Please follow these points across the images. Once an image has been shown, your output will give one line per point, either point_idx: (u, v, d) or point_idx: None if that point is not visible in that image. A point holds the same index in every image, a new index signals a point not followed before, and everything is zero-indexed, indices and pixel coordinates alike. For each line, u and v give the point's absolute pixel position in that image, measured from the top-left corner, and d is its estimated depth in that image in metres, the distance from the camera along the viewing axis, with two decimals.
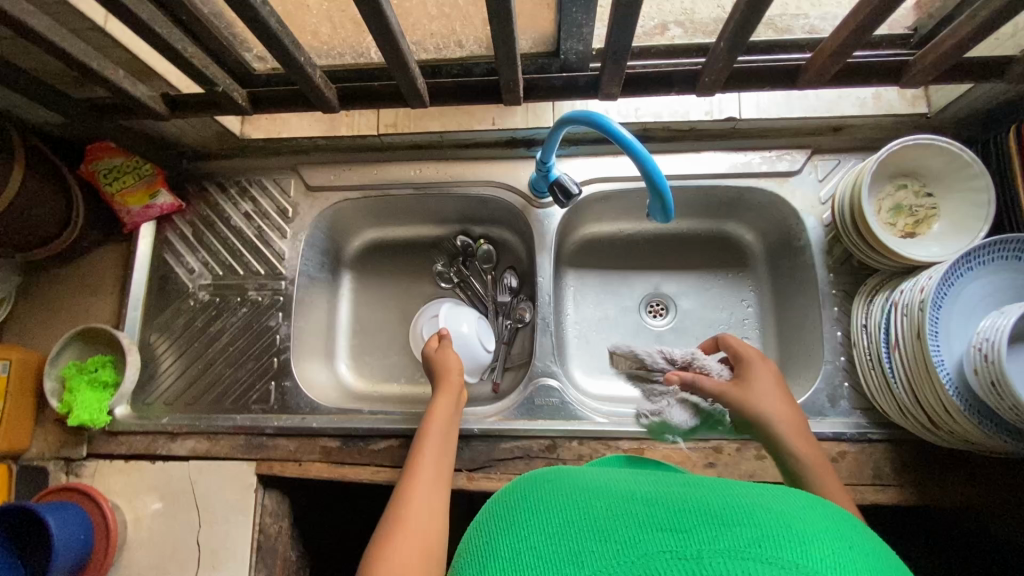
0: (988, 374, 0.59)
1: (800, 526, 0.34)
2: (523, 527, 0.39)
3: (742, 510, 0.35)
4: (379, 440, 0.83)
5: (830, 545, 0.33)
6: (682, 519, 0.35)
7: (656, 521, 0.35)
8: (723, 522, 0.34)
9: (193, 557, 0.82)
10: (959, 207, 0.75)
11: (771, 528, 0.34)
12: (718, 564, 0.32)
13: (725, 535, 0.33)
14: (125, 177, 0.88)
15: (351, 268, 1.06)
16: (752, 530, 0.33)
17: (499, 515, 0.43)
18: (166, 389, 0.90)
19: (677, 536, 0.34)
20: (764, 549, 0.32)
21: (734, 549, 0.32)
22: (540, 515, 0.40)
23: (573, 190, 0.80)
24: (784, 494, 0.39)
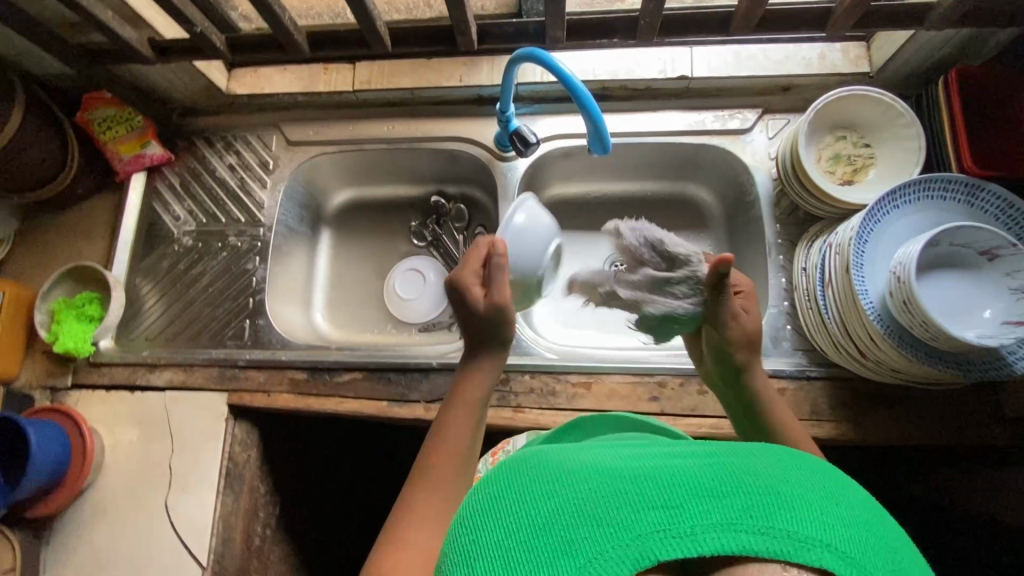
0: (901, 294, 0.62)
1: (782, 483, 0.34)
2: (504, 514, 0.37)
3: (733, 478, 0.34)
4: (343, 372, 0.88)
5: (816, 498, 0.34)
6: (673, 496, 0.33)
7: (648, 498, 0.33)
8: (715, 492, 0.33)
9: (164, 480, 0.86)
10: (894, 155, 0.79)
11: (763, 493, 0.33)
12: (712, 538, 0.32)
13: (716, 508, 0.33)
14: (118, 127, 0.95)
15: (330, 224, 1.11)
16: (743, 499, 0.33)
17: (469, 500, 0.40)
18: (149, 326, 0.96)
19: (669, 512, 0.33)
20: (755, 517, 0.32)
21: (730, 520, 0.32)
22: (516, 500, 0.37)
23: (531, 139, 0.86)
24: (761, 449, 0.39)
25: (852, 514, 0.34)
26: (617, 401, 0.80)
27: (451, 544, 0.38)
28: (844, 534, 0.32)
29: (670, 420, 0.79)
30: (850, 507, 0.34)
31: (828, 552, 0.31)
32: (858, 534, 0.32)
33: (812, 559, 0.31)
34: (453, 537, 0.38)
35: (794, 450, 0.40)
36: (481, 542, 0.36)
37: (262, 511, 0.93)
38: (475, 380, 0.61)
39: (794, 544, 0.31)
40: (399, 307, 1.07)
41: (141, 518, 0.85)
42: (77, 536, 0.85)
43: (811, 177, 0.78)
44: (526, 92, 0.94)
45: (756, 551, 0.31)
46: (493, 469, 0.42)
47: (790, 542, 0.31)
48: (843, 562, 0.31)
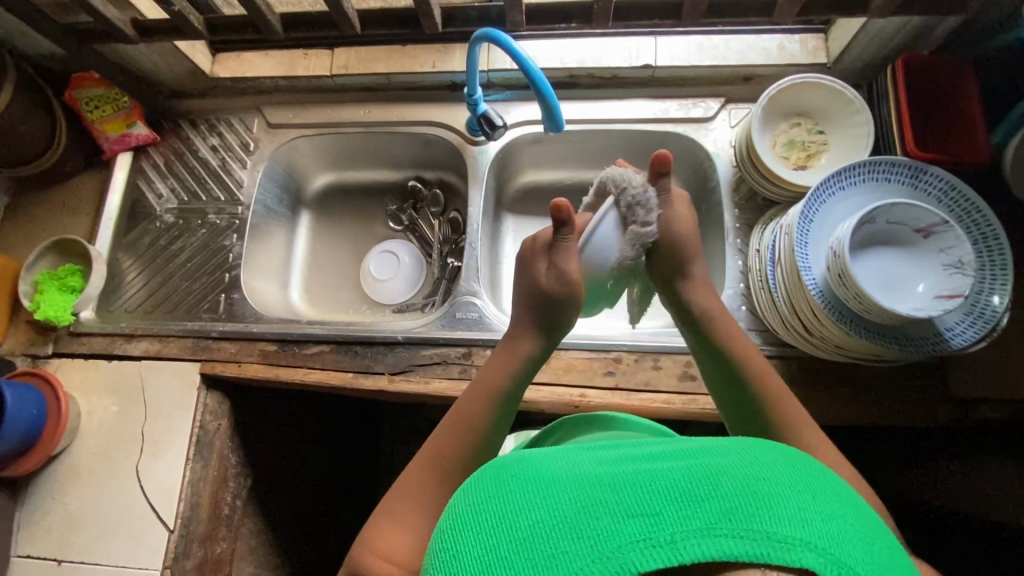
0: (837, 268, 0.64)
1: (755, 485, 0.35)
2: (488, 534, 0.37)
3: (710, 483, 0.35)
4: (311, 345, 0.90)
5: (790, 498, 0.35)
6: (651, 503, 0.34)
7: (629, 508, 0.34)
8: (694, 498, 0.34)
9: (136, 445, 0.89)
10: (846, 141, 0.82)
11: (736, 496, 0.34)
12: (693, 545, 0.32)
13: (694, 514, 0.33)
14: (105, 106, 0.99)
15: (310, 207, 1.14)
16: (720, 503, 0.34)
17: (458, 518, 0.40)
18: (129, 299, 0.99)
19: (649, 520, 0.34)
20: (732, 520, 0.33)
21: (708, 525, 0.33)
22: (503, 516, 0.37)
23: (498, 122, 0.89)
24: (730, 448, 0.40)
25: (825, 509, 0.35)
26: (574, 376, 0.83)
27: (441, 561, 0.38)
28: (817, 530, 0.33)
29: (624, 395, 0.81)
30: (820, 501, 0.35)
31: (806, 551, 0.32)
32: (831, 530, 0.34)
33: (791, 558, 0.32)
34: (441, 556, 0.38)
35: (767, 446, 0.41)
36: (467, 562, 0.36)
37: (232, 482, 0.95)
38: (523, 341, 0.65)
39: (771, 545, 0.32)
40: (374, 288, 1.09)
41: (112, 481, 0.88)
42: (52, 498, 0.88)
43: (764, 161, 0.81)
44: (497, 79, 0.97)
45: (736, 554, 0.32)
46: (480, 480, 0.42)
47: (768, 544, 0.32)
48: (821, 560, 0.32)
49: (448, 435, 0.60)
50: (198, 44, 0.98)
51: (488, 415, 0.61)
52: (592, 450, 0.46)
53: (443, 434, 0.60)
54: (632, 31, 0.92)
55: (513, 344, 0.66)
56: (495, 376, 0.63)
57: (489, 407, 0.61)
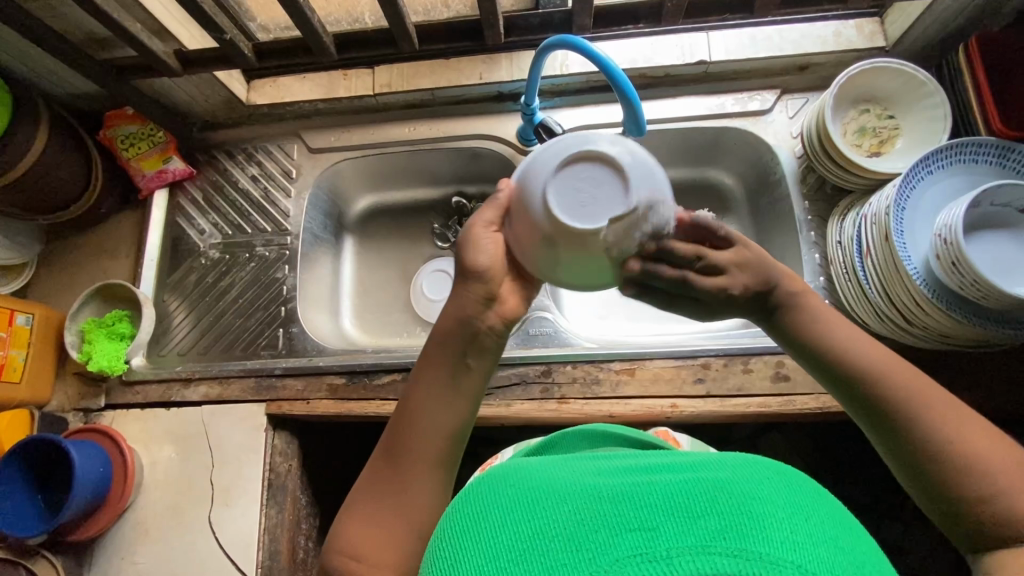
0: (949, 255, 0.62)
1: (754, 504, 0.33)
2: (483, 543, 0.36)
3: (708, 498, 0.33)
4: (382, 375, 0.87)
5: (788, 519, 0.33)
6: (649, 517, 0.33)
7: (625, 521, 0.33)
8: (691, 513, 0.32)
9: (206, 495, 0.85)
10: (919, 124, 0.80)
11: (733, 513, 0.32)
12: (687, 562, 0.30)
13: (690, 531, 0.31)
14: (141, 143, 0.95)
15: (353, 231, 1.10)
16: (717, 519, 0.32)
17: (452, 526, 0.39)
18: (179, 341, 0.95)
19: (643, 535, 0.32)
20: (727, 539, 0.31)
21: (704, 542, 0.31)
22: (497, 523, 0.37)
23: (557, 130, 0.87)
24: (731, 466, 0.38)
25: (825, 533, 0.32)
26: (662, 386, 0.80)
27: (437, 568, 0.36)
28: (817, 556, 0.31)
29: (717, 401, 0.79)
30: (821, 523, 0.33)
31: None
32: (828, 555, 0.31)
33: None
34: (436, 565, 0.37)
35: (777, 466, 0.38)
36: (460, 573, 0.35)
37: (305, 523, 0.91)
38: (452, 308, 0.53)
39: (766, 567, 0.30)
40: (427, 308, 1.06)
41: (184, 535, 0.84)
42: (121, 558, 0.84)
43: (841, 149, 0.79)
44: (546, 86, 0.94)
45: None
46: (480, 490, 0.42)
47: (760, 566, 0.30)
48: None
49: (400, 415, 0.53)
50: (234, 72, 0.95)
51: (434, 389, 0.53)
52: (597, 461, 0.45)
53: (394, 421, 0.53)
54: (684, 28, 0.90)
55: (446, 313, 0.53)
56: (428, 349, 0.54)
57: (433, 381, 0.53)
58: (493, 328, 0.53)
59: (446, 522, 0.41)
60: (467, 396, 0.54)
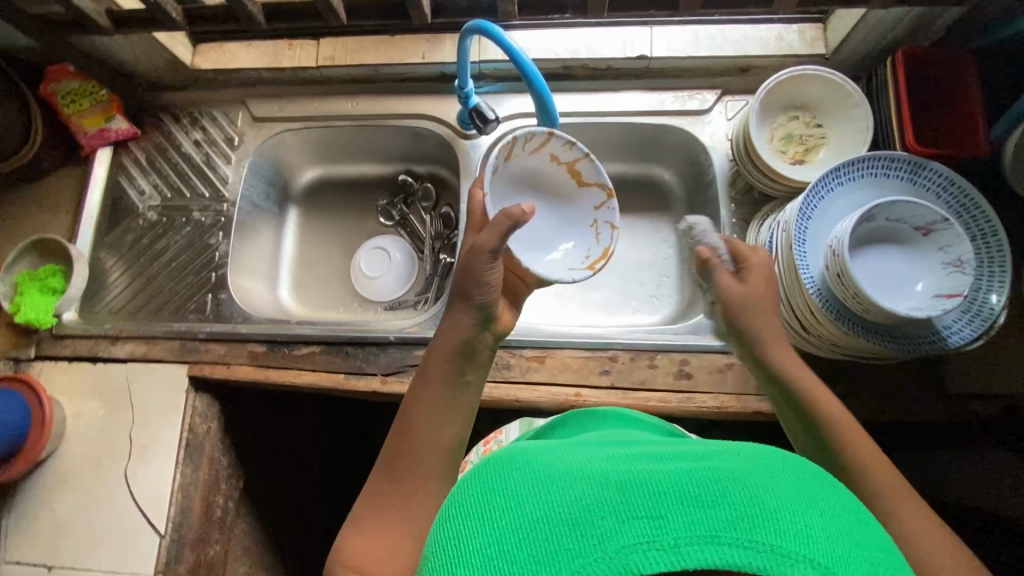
0: (836, 267, 0.63)
1: (765, 497, 0.36)
2: (501, 524, 0.38)
3: (719, 489, 0.36)
4: (301, 345, 0.88)
5: (797, 513, 0.35)
6: (658, 505, 0.35)
7: (635, 509, 0.35)
8: (700, 502, 0.35)
9: (124, 449, 0.87)
10: (843, 135, 0.80)
11: (744, 506, 0.35)
12: (694, 551, 0.33)
13: (701, 520, 0.34)
14: (81, 100, 0.95)
15: (298, 202, 1.11)
16: (726, 510, 0.35)
17: (464, 506, 0.42)
18: (112, 299, 0.96)
19: (656, 523, 0.35)
20: (738, 529, 0.34)
21: (714, 532, 0.34)
22: (515, 503, 0.39)
23: (490, 115, 0.87)
24: (739, 456, 0.41)
25: (833, 525, 0.35)
26: (569, 375, 0.82)
27: (450, 547, 0.39)
28: (829, 549, 0.34)
29: (619, 393, 0.80)
30: (833, 518, 0.36)
31: (809, 567, 0.33)
32: (835, 547, 0.34)
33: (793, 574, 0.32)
34: (450, 542, 0.40)
35: (786, 458, 0.41)
36: (467, 552, 0.38)
37: (225, 484, 0.94)
38: (448, 334, 0.63)
39: (774, 558, 0.33)
40: (365, 285, 1.07)
41: (100, 487, 0.86)
42: (39, 504, 0.86)
43: (761, 154, 0.79)
44: (489, 70, 0.94)
45: (739, 565, 0.33)
46: (493, 470, 0.44)
47: (771, 558, 0.33)
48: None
49: (401, 437, 0.60)
50: (178, 35, 0.95)
51: (436, 401, 0.61)
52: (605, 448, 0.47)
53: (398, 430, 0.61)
54: (628, 21, 0.90)
55: (437, 342, 0.64)
56: (431, 367, 0.63)
57: (432, 399, 0.61)
58: (487, 345, 0.65)
59: (455, 501, 0.43)
60: (465, 410, 0.63)
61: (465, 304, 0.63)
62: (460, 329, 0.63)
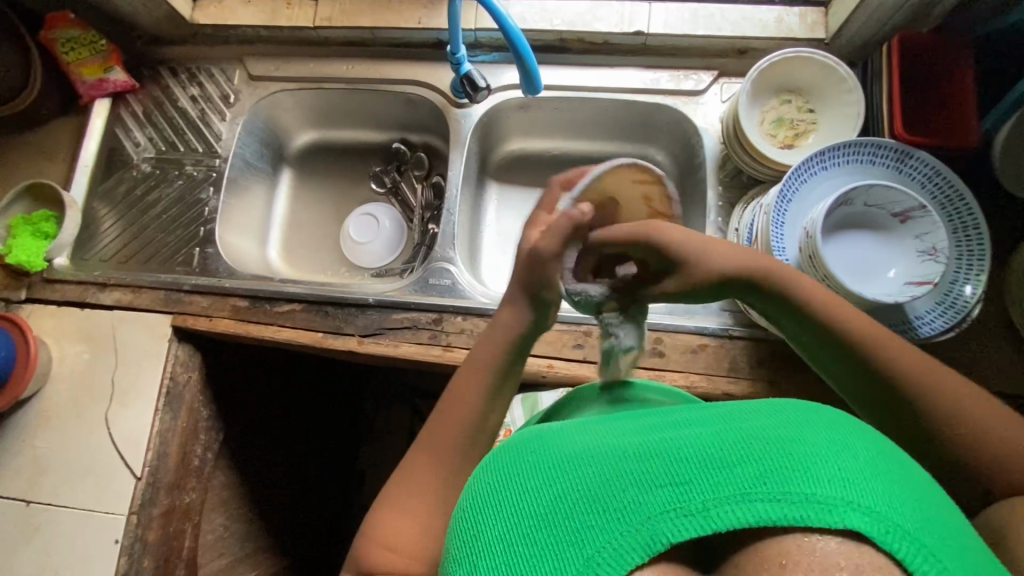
0: (808, 248, 0.63)
1: (792, 445, 0.34)
2: (518, 510, 0.38)
3: (742, 446, 0.35)
4: (283, 303, 0.89)
5: (830, 456, 0.34)
6: (680, 471, 0.34)
7: (656, 478, 0.35)
8: (723, 462, 0.34)
9: (107, 392, 0.89)
10: (835, 121, 0.79)
11: (773, 459, 0.34)
12: (724, 513, 0.32)
13: (727, 480, 0.33)
14: (81, 48, 0.96)
15: (292, 164, 1.12)
16: (751, 467, 0.33)
17: (478, 497, 0.41)
18: (104, 247, 0.98)
19: (679, 489, 0.34)
20: (766, 484, 0.33)
21: (743, 489, 0.33)
22: (529, 489, 0.39)
23: (481, 83, 0.87)
24: (760, 411, 0.39)
25: (870, 466, 0.34)
26: (543, 346, 0.83)
27: (470, 541, 0.39)
28: (866, 490, 0.32)
29: (592, 367, 0.81)
30: (867, 459, 0.35)
31: (847, 512, 0.31)
32: (874, 489, 0.33)
33: (835, 521, 0.31)
34: (468, 536, 0.39)
35: (810, 407, 0.39)
36: (490, 543, 0.37)
37: (203, 435, 0.96)
38: (503, 324, 0.60)
39: (813, 509, 0.31)
40: (354, 251, 1.08)
41: (81, 428, 0.88)
42: (23, 441, 0.89)
43: (749, 136, 0.78)
44: (485, 39, 0.94)
45: (774, 521, 0.32)
46: (505, 458, 0.43)
47: (808, 507, 0.32)
48: (865, 520, 0.31)
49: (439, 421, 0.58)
50: None
51: (488, 381, 0.59)
52: (625, 421, 0.46)
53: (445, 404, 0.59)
54: None
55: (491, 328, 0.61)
56: (482, 356, 0.60)
57: (478, 390, 0.59)
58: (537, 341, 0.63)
59: (475, 490, 0.42)
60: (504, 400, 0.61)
61: (528, 303, 0.59)
62: (515, 319, 0.60)
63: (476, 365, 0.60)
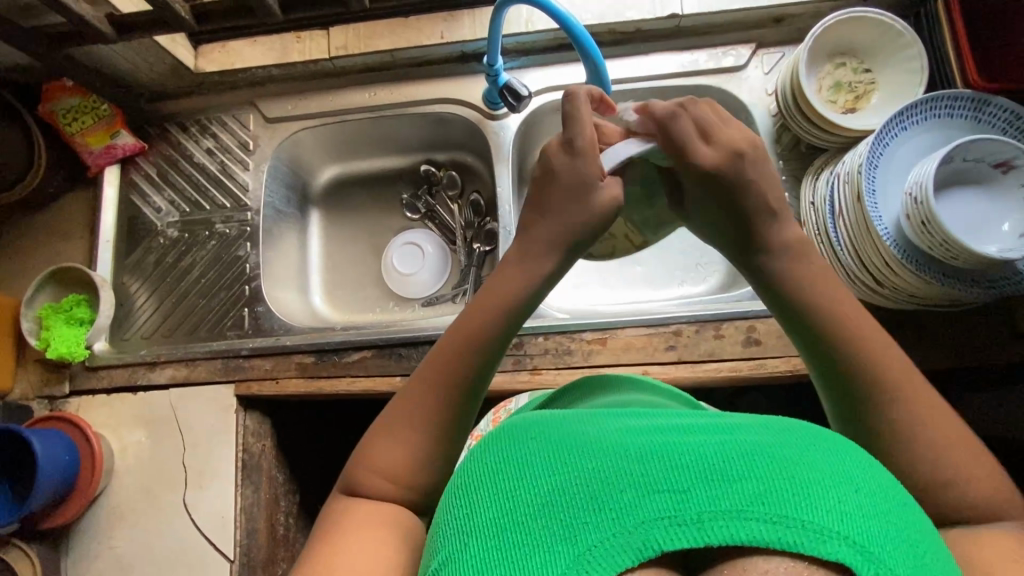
0: (919, 216, 0.61)
1: (800, 468, 0.31)
2: (503, 493, 0.33)
3: (748, 460, 0.31)
4: (351, 352, 0.85)
5: (834, 486, 0.30)
6: (680, 478, 0.30)
7: (654, 483, 0.30)
8: (725, 475, 0.30)
9: (180, 477, 0.84)
10: (895, 78, 0.78)
11: (773, 478, 0.30)
12: (718, 528, 0.29)
13: (726, 494, 0.29)
14: (84, 117, 0.90)
15: (319, 204, 1.06)
16: (756, 483, 0.29)
17: (466, 474, 0.36)
18: (144, 323, 0.92)
19: (676, 498, 0.30)
20: (766, 504, 0.29)
21: (739, 507, 0.29)
22: (519, 476, 0.33)
23: (523, 92, 0.83)
24: (764, 425, 0.35)
25: (873, 502, 0.30)
26: (635, 353, 0.80)
27: (453, 518, 0.34)
28: (865, 526, 0.29)
29: (689, 367, 0.78)
30: (872, 492, 0.31)
31: (846, 545, 0.28)
32: (877, 527, 0.29)
33: (825, 551, 0.28)
34: (451, 517, 0.34)
35: (818, 429, 0.35)
36: (473, 523, 0.32)
37: (284, 501, 0.91)
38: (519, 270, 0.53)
39: (808, 535, 0.28)
40: (399, 283, 1.03)
41: (160, 519, 0.83)
42: (99, 543, 0.83)
43: (814, 106, 0.76)
44: (512, 44, 0.90)
45: (766, 542, 0.28)
46: (496, 438, 0.38)
47: (805, 534, 0.28)
48: (862, 560, 0.28)
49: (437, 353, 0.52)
50: (179, 37, 0.89)
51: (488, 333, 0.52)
52: (618, 413, 0.41)
53: (449, 341, 0.52)
54: None
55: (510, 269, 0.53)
56: (490, 299, 0.53)
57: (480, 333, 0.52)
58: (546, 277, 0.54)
59: (465, 469, 0.37)
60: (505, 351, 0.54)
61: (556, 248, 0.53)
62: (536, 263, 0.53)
63: (487, 304, 0.52)
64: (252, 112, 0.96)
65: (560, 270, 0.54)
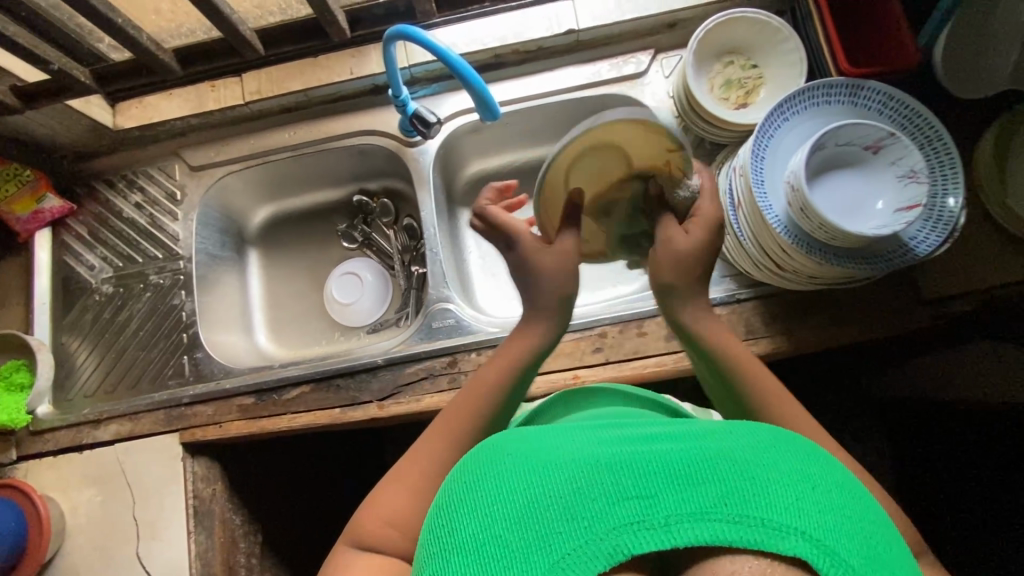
0: (798, 202, 0.64)
1: (760, 468, 0.32)
2: (484, 505, 0.34)
3: (709, 462, 0.33)
4: (290, 389, 0.86)
5: (791, 484, 0.32)
6: (647, 485, 0.32)
7: (623, 489, 0.32)
8: (689, 478, 0.32)
9: (131, 531, 0.84)
10: (780, 71, 0.81)
11: (733, 478, 0.31)
12: (685, 529, 0.30)
13: (690, 496, 0.31)
14: (6, 185, 0.91)
15: (257, 244, 1.08)
16: (718, 486, 0.31)
17: (449, 493, 0.37)
18: (86, 381, 0.93)
19: (643, 502, 0.31)
20: (727, 505, 0.30)
21: (704, 508, 0.30)
22: (499, 487, 0.34)
23: (431, 119, 0.85)
24: (732, 431, 0.37)
25: (827, 499, 0.31)
26: (564, 359, 0.82)
27: (435, 538, 0.35)
28: (823, 523, 0.30)
29: (617, 367, 0.81)
30: (830, 491, 0.32)
31: (804, 540, 0.29)
32: (836, 521, 0.30)
33: (786, 547, 0.29)
34: (432, 539, 0.35)
35: (778, 432, 0.37)
36: (457, 538, 0.33)
37: (243, 542, 0.92)
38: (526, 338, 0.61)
39: (768, 532, 0.29)
40: (342, 314, 1.04)
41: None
42: None
43: (705, 106, 0.79)
44: (420, 73, 0.93)
45: (729, 541, 0.29)
46: (479, 453, 0.39)
47: (766, 530, 0.29)
48: (822, 555, 0.29)
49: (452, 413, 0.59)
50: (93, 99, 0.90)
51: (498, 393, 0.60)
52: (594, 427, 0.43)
53: (465, 395, 0.60)
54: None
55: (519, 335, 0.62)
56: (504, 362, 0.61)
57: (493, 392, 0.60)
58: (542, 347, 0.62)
59: (450, 485, 0.38)
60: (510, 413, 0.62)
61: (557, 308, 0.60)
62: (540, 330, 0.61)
63: (501, 363, 0.61)
64: (177, 163, 0.98)
65: (553, 338, 0.62)
